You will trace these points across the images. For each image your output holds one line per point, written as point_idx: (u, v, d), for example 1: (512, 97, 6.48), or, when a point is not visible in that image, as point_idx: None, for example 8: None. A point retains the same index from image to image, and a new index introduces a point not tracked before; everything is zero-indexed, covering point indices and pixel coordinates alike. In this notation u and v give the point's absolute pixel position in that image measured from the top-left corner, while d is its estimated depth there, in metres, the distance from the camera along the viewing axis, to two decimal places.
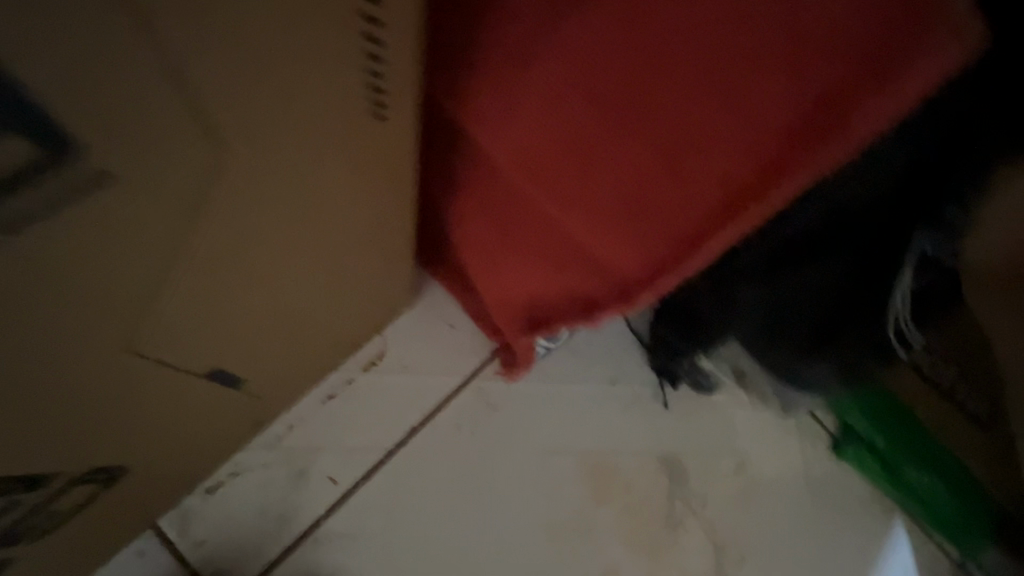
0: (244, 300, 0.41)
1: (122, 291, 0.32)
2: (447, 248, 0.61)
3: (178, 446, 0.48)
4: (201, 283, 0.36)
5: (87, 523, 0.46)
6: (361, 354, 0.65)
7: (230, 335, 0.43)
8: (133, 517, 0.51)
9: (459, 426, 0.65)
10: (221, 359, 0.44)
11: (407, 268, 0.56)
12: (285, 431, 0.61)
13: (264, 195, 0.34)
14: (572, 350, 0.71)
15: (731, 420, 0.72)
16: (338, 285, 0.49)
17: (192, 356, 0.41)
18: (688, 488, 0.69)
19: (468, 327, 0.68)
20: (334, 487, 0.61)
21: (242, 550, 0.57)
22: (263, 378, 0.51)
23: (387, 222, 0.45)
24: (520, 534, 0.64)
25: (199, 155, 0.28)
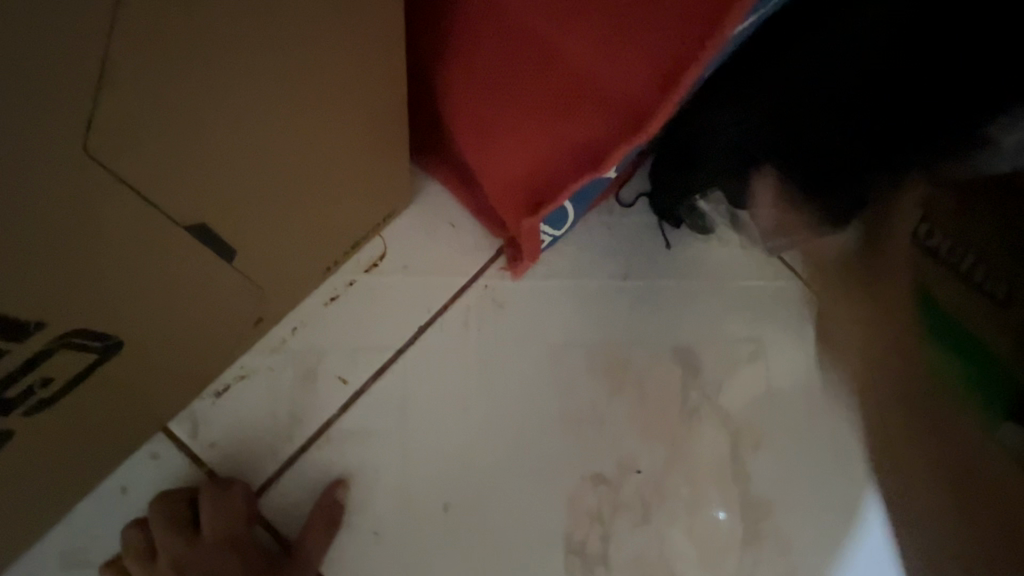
0: (222, 133, 0.37)
1: (78, 51, 0.27)
2: (442, 134, 0.58)
3: (167, 326, 0.46)
4: (172, 79, 0.32)
5: (89, 401, 0.45)
6: (361, 255, 0.63)
7: (213, 175, 0.39)
8: (137, 407, 0.50)
9: (467, 324, 0.64)
10: (205, 208, 0.41)
11: (398, 142, 0.53)
12: (289, 334, 0.60)
13: None
14: (579, 246, 0.69)
15: (744, 308, 0.70)
16: (324, 149, 0.46)
17: (170, 192, 0.37)
18: (702, 378, 0.68)
19: (470, 226, 0.66)
20: (344, 386, 0.60)
21: (255, 451, 0.57)
22: (252, 256, 0.49)
23: (373, 58, 0.43)
24: (536, 427, 0.63)
25: None
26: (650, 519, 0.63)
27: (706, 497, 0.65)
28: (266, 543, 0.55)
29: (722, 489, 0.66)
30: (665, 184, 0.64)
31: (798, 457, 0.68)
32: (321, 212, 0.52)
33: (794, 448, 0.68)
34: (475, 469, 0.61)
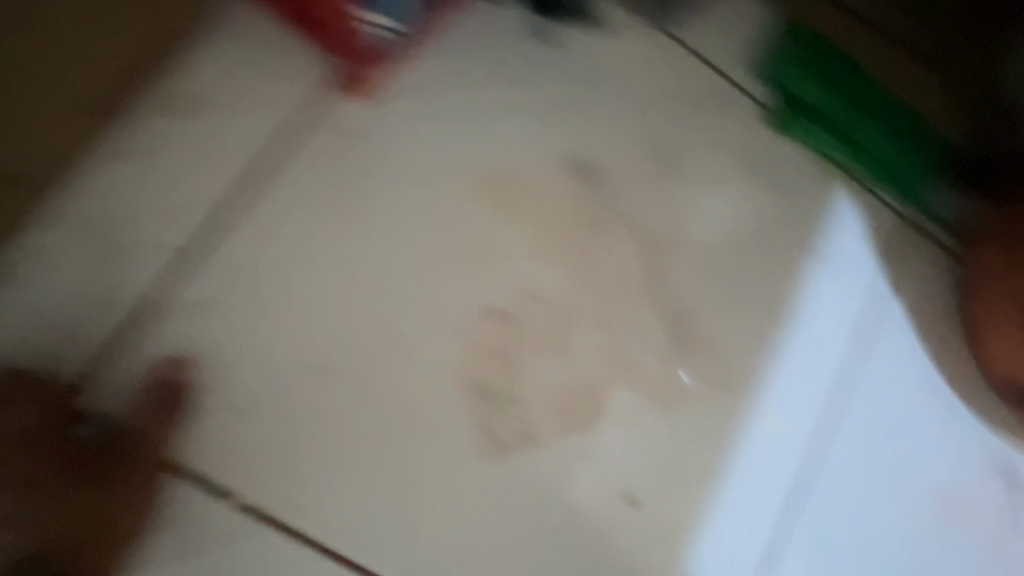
0: None
1: None
2: None
3: None
4: None
5: None
6: (154, 96, 0.51)
7: None
8: None
9: (303, 159, 0.52)
10: None
11: None
12: (82, 202, 0.49)
13: None
14: (434, 53, 0.57)
15: (639, 99, 0.61)
16: None
17: None
18: (601, 187, 0.58)
19: (290, 45, 0.54)
20: (162, 253, 0.49)
21: (64, 341, 0.47)
22: None
23: None
24: (408, 267, 0.53)
25: None
26: (562, 348, 0.55)
27: (622, 316, 0.57)
28: (84, 439, 0.46)
29: (639, 313, 0.57)
30: None
31: (715, 259, 0.61)
32: None
33: (711, 249, 0.61)
34: (340, 324, 0.51)
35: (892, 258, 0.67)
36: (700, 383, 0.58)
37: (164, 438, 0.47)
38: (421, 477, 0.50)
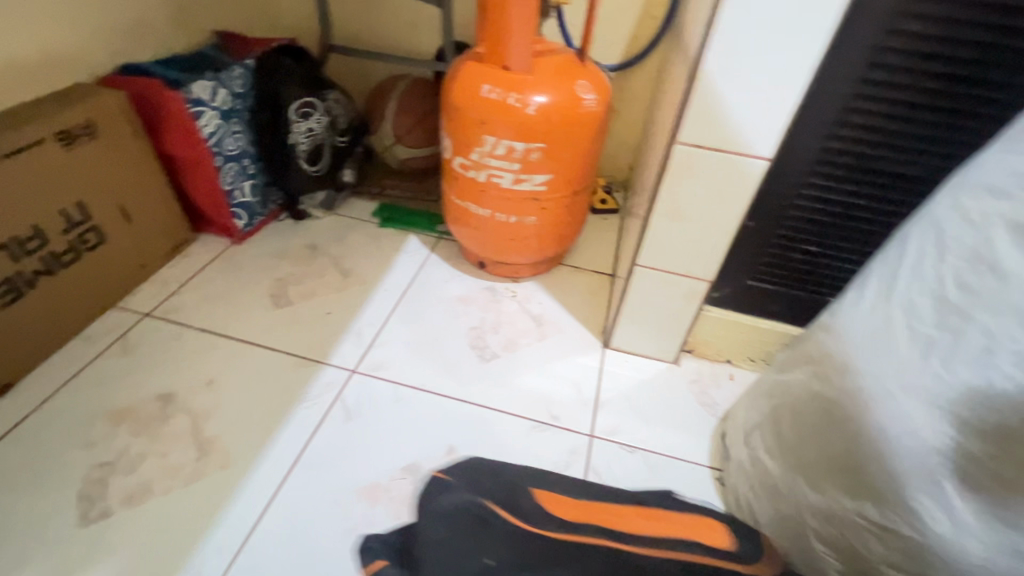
0: (598, 235, 1.43)
1: (595, 256, 1.37)
2: (584, 263, 1.34)
3: (590, 271, 1.32)
4: (593, 240, 1.42)
5: (578, 273, 1.32)
6: (592, 266, 1.34)
7: (602, 239, 1.42)
8: (579, 279, 1.31)
9: (545, 321, 1.18)
10: (598, 252, 1.38)
11: (595, 278, 1.30)
12: (590, 312, 1.21)
13: (595, 234, 1.44)
14: (588, 277, 1.30)
15: (638, 340, 1.09)
16: (582, 290, 1.27)
17: (591, 248, 1.39)
18: (156, 321, 1.10)
19: (578, 293, 1.26)
20: (543, 304, 1.23)
21: (533, 298, 1.24)
22: (594, 278, 1.30)
23: (596, 251, 1.38)
24: (538, 294, 1.25)
25: (593, 249, 1.39)
26: None
27: (593, 317, 1.20)
28: (481, 265, 1.28)
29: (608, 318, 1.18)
30: (570, 224, 1.18)
31: (582, 284, 1.29)
32: (565, 236, 1.20)
33: (658, 316, 1.03)
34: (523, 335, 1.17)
35: (715, 249, 0.89)
36: (581, 359, 1.10)
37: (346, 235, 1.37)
38: (227, 360, 1.04)
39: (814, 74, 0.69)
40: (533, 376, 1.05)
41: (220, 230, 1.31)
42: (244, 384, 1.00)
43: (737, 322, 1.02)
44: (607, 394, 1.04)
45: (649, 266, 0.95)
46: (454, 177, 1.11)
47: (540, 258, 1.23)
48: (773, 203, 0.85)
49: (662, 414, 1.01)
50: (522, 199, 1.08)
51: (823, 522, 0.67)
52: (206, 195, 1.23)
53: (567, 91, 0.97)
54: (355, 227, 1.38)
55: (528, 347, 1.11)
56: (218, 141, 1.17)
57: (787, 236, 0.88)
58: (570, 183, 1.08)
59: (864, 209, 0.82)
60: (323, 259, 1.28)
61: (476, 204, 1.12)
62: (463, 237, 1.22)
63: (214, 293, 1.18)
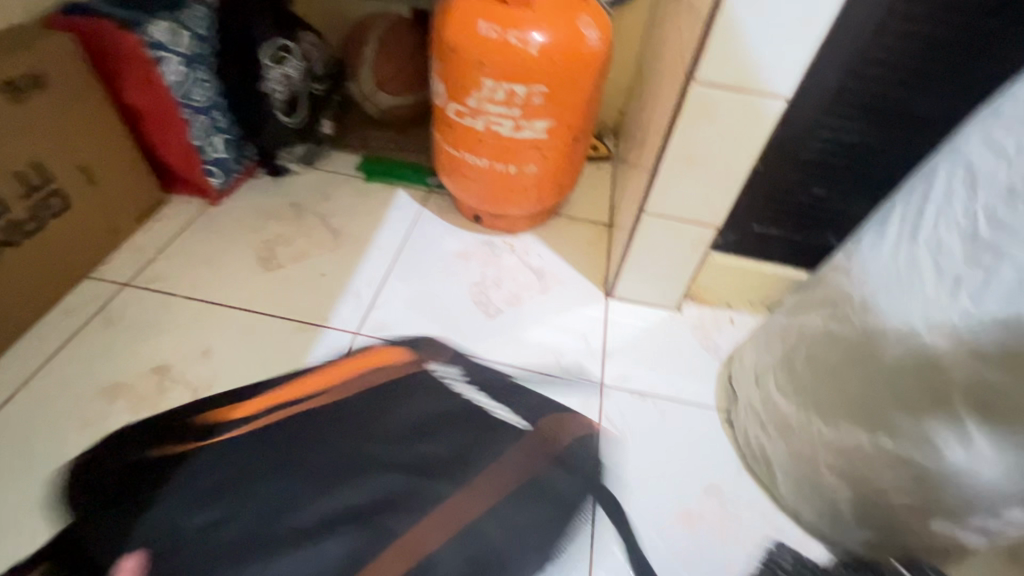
0: (593, 183, 1.40)
1: (591, 205, 1.34)
2: (581, 212, 1.31)
3: (587, 220, 1.30)
4: (589, 188, 1.38)
5: (575, 222, 1.29)
6: (588, 215, 1.31)
7: (598, 186, 1.39)
8: (577, 228, 1.28)
9: (544, 274, 1.16)
10: (594, 200, 1.35)
11: (593, 227, 1.28)
12: (590, 262, 1.20)
13: (590, 182, 1.40)
14: (586, 227, 1.28)
15: (640, 288, 1.09)
16: (581, 240, 1.25)
17: (587, 196, 1.36)
18: (139, 289, 1.03)
19: (577, 243, 1.24)
20: (541, 256, 1.20)
21: (531, 251, 1.21)
22: (592, 227, 1.28)
23: (592, 199, 1.35)
24: (534, 246, 1.22)
25: (588, 197, 1.36)
26: None
27: (593, 267, 1.19)
28: (477, 219, 1.24)
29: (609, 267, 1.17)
30: (569, 173, 1.15)
31: (580, 233, 1.26)
32: (564, 186, 1.16)
33: (662, 264, 1.03)
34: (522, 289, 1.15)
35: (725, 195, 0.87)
36: (584, 309, 1.10)
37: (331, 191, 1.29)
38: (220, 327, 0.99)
39: (844, 5, 0.66)
40: (538, 329, 1.05)
41: (195, 190, 1.22)
42: (242, 352, 0.96)
43: (741, 268, 1.03)
44: (614, 343, 1.04)
45: (657, 214, 0.94)
46: (449, 128, 1.06)
47: (539, 210, 1.19)
48: (785, 144, 0.83)
49: (669, 359, 1.03)
50: (523, 149, 1.03)
51: (838, 455, 0.71)
52: (176, 152, 1.13)
53: (571, 30, 0.91)
54: (339, 183, 1.31)
55: (531, 301, 1.10)
56: (185, 91, 1.06)
57: (796, 180, 0.88)
58: (572, 130, 1.03)
59: (875, 150, 0.82)
60: (309, 217, 1.22)
61: (473, 156, 1.06)
62: (457, 189, 1.17)
63: (198, 257, 1.11)
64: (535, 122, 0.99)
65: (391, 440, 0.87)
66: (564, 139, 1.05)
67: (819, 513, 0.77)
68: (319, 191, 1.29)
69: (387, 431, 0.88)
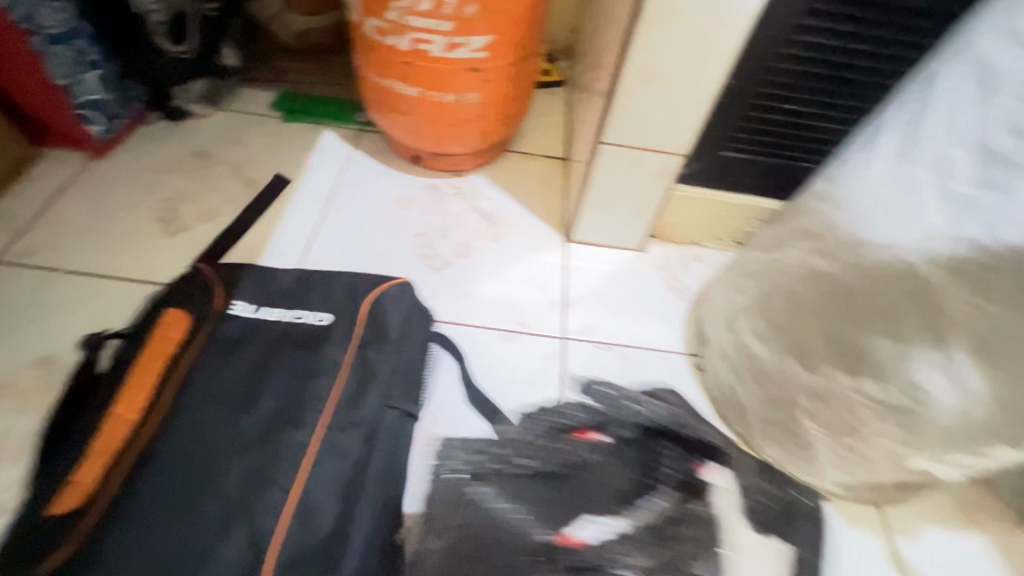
0: (546, 112, 1.25)
1: (545, 138, 1.20)
2: (534, 146, 1.18)
3: (540, 155, 1.17)
4: (541, 119, 1.24)
5: (528, 158, 1.16)
6: (542, 149, 1.18)
7: (551, 116, 1.25)
8: (530, 164, 1.15)
9: (495, 218, 1.04)
10: (548, 132, 1.22)
11: (548, 163, 1.15)
12: (546, 203, 1.08)
13: (542, 111, 1.25)
14: (540, 163, 1.15)
15: (601, 228, 0.99)
16: (535, 178, 1.12)
17: (540, 127, 1.22)
18: (10, 267, 0.87)
19: (531, 182, 1.11)
20: (492, 198, 1.07)
21: (480, 193, 1.08)
22: (547, 163, 1.15)
23: (545, 131, 1.22)
24: (483, 187, 1.09)
25: (541, 129, 1.22)
26: None
27: (550, 208, 1.07)
28: (416, 160, 1.09)
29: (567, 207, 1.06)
30: (516, 101, 1.00)
31: (533, 170, 1.13)
32: (513, 116, 1.02)
33: (624, 201, 0.93)
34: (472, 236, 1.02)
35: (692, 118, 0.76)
36: (541, 256, 0.99)
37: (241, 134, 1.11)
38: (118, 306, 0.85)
39: None
40: (491, 281, 0.94)
41: (71, 142, 1.02)
42: None
43: (708, 199, 0.93)
44: (576, 291, 0.95)
45: (617, 144, 0.82)
46: (371, 50, 0.89)
47: (485, 146, 1.05)
48: (760, 52, 0.72)
49: (635, 304, 0.94)
50: (460, 73, 0.88)
51: (815, 401, 0.66)
52: (35, 95, 0.92)
53: None
54: (252, 125, 1.12)
55: (483, 250, 0.99)
56: (28, 12, 0.84)
57: (771, 94, 0.77)
58: (515, 48, 0.88)
59: (858, 55, 0.72)
60: (218, 166, 1.04)
61: (404, 85, 0.91)
62: (390, 126, 1.01)
63: (83, 223, 0.94)
64: (470, 39, 0.83)
65: (226, 404, 0.66)
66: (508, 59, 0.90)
67: (790, 457, 0.74)
68: (228, 136, 1.10)
69: (216, 389, 0.67)
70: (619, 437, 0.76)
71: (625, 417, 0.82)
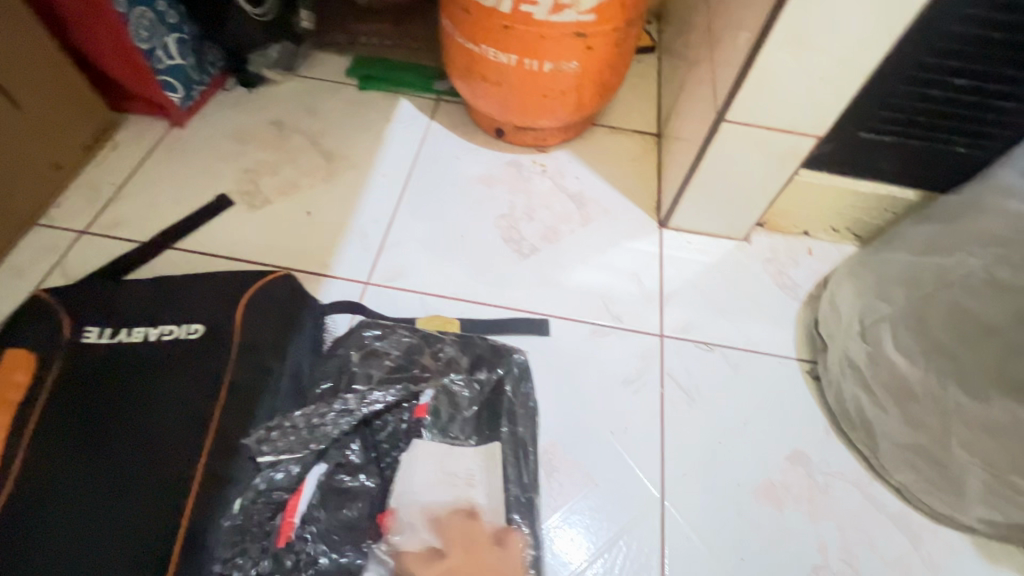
0: (637, 83, 1.15)
1: (636, 111, 1.10)
2: (625, 120, 1.08)
3: (631, 130, 1.07)
4: (631, 90, 1.14)
5: (617, 133, 1.06)
6: (633, 123, 1.08)
7: (643, 87, 1.14)
8: (619, 139, 1.06)
9: (577, 199, 0.96)
10: (639, 104, 1.11)
11: (639, 139, 1.06)
12: (638, 184, 0.99)
13: (633, 81, 1.15)
14: (629, 139, 1.06)
15: (703, 216, 0.90)
16: (624, 155, 1.03)
17: (631, 98, 1.12)
18: (100, 238, 0.86)
19: (621, 160, 1.02)
20: (575, 178, 0.99)
21: (565, 173, 1.00)
22: (638, 139, 1.06)
23: (636, 103, 1.11)
24: (566, 164, 1.01)
25: (632, 100, 1.12)
26: None
27: (642, 189, 0.99)
28: (499, 135, 1.02)
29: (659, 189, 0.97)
30: (616, 70, 0.91)
31: (622, 145, 1.05)
32: (610, 87, 0.93)
33: (735, 186, 0.83)
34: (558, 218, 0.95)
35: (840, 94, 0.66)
36: (634, 243, 0.91)
37: (317, 102, 1.06)
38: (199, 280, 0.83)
39: None
40: (582, 269, 0.88)
41: (151, 109, 1.00)
42: None
43: (832, 187, 0.83)
44: (674, 284, 0.87)
45: (740, 121, 0.73)
46: (465, 12, 0.81)
47: (575, 120, 0.97)
48: (936, 14, 0.61)
49: (739, 300, 0.86)
50: (563, 40, 0.79)
51: (982, 434, 0.57)
52: (118, 60, 0.90)
53: None
54: (328, 93, 1.07)
55: (571, 234, 0.92)
56: None
57: (939, 67, 0.66)
58: (624, 10, 0.79)
59: None
60: (295, 138, 1.00)
61: (498, 53, 0.83)
62: (476, 97, 0.93)
63: (166, 193, 0.92)
64: (579, 1, 0.74)
65: (153, 431, 0.60)
66: (616, 23, 0.80)
67: (929, 486, 0.65)
68: (305, 103, 1.06)
69: (143, 423, 0.60)
70: (506, 412, 0.69)
71: (732, 429, 0.74)
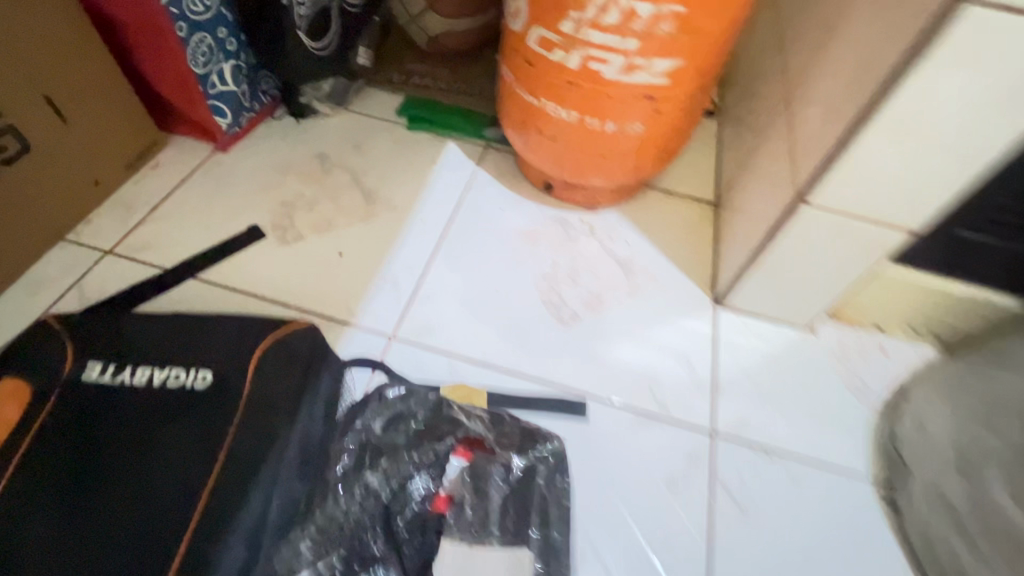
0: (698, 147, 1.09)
1: (695, 176, 1.04)
2: (682, 185, 1.02)
3: (688, 196, 1.00)
4: (691, 154, 1.07)
5: (673, 198, 1.00)
6: (691, 189, 1.02)
7: (704, 152, 1.08)
8: (675, 205, 0.99)
9: (625, 265, 0.89)
10: (699, 169, 1.05)
11: (697, 207, 0.99)
12: (692, 256, 0.92)
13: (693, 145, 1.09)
14: (685, 205, 0.99)
15: (766, 300, 0.81)
16: (680, 222, 0.96)
17: (690, 162, 1.06)
18: (124, 260, 0.83)
19: (675, 227, 0.95)
20: (625, 242, 0.93)
21: (615, 237, 0.93)
22: (695, 206, 0.99)
23: (695, 168, 1.05)
24: (617, 226, 0.94)
25: (691, 165, 1.05)
26: None
27: (696, 262, 0.91)
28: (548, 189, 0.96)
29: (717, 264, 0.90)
30: (681, 136, 0.85)
31: (678, 212, 0.98)
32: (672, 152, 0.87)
33: (807, 273, 0.75)
34: None
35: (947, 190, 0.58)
36: (686, 321, 0.83)
37: (363, 139, 1.03)
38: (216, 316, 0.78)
39: None
40: (627, 346, 0.80)
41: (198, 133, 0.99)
42: None
43: (920, 285, 0.73)
44: (729, 373, 0.78)
45: (822, 206, 0.65)
46: (530, 65, 0.76)
47: (632, 182, 0.91)
48: None
49: (802, 400, 0.76)
50: (632, 102, 0.74)
51: None
52: (173, 84, 0.89)
53: None
54: (376, 130, 1.04)
55: (618, 305, 0.84)
56: None
57: None
58: (699, 77, 0.74)
59: None
60: (336, 174, 0.97)
61: (561, 108, 0.78)
62: (527, 149, 0.89)
63: (198, 220, 0.89)
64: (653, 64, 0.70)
65: (139, 498, 0.54)
66: (688, 90, 0.75)
67: None
68: (351, 138, 1.03)
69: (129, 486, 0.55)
70: (534, 512, 0.62)
71: (789, 558, 0.64)
